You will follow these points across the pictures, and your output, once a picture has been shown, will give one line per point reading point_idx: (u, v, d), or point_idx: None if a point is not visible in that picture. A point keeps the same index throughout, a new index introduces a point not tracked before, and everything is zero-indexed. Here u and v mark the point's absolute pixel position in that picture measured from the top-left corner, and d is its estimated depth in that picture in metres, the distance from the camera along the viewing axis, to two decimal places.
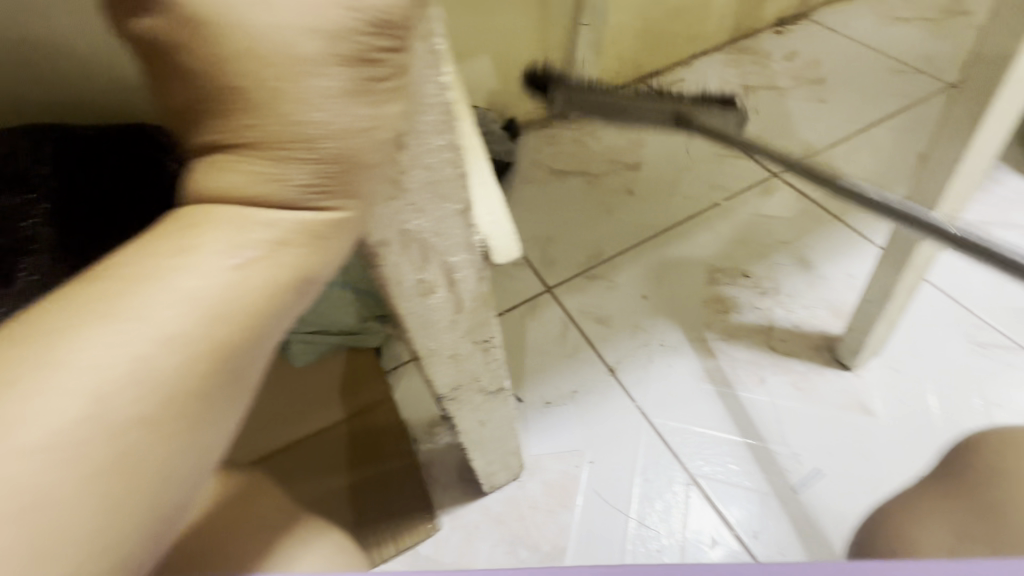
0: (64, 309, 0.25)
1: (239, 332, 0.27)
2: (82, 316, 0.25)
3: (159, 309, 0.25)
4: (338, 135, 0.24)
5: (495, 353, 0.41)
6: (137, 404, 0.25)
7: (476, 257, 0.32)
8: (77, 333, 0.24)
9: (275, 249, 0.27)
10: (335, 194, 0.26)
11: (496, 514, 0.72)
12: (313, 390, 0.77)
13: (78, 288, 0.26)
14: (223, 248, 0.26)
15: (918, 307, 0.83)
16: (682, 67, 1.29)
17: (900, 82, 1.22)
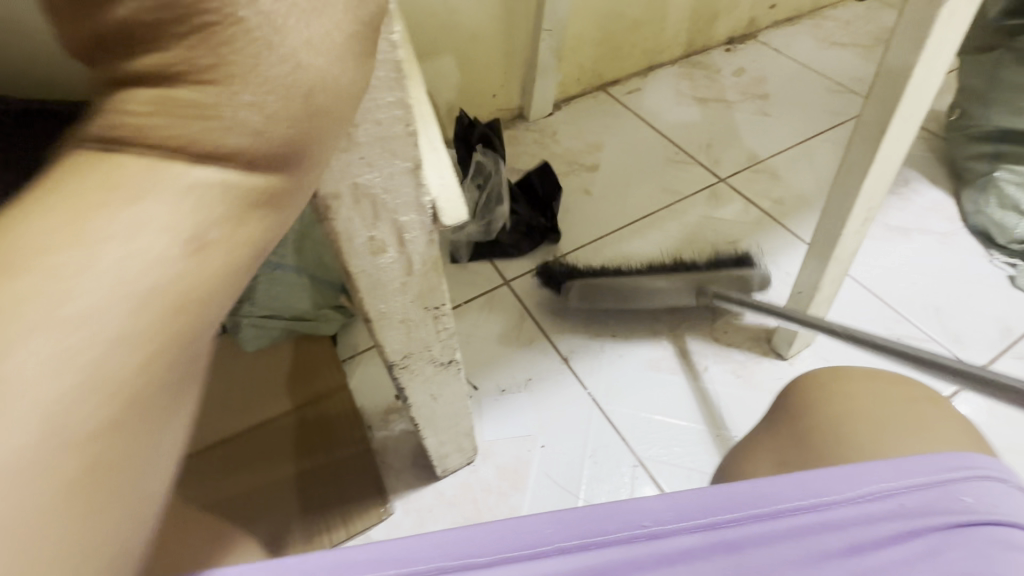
0: (66, 200, 0.21)
1: (249, 259, 0.25)
2: (84, 213, 0.21)
3: (174, 219, 0.22)
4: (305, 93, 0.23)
5: (446, 321, 0.43)
6: (147, 327, 0.22)
7: (426, 218, 0.33)
8: (83, 231, 0.21)
9: (292, 175, 0.25)
10: (329, 141, 0.25)
11: (449, 497, 0.73)
12: (262, 377, 0.75)
13: (77, 176, 0.22)
14: (237, 165, 0.23)
15: (845, 302, 0.90)
16: (639, 78, 1.35)
17: (836, 101, 1.33)
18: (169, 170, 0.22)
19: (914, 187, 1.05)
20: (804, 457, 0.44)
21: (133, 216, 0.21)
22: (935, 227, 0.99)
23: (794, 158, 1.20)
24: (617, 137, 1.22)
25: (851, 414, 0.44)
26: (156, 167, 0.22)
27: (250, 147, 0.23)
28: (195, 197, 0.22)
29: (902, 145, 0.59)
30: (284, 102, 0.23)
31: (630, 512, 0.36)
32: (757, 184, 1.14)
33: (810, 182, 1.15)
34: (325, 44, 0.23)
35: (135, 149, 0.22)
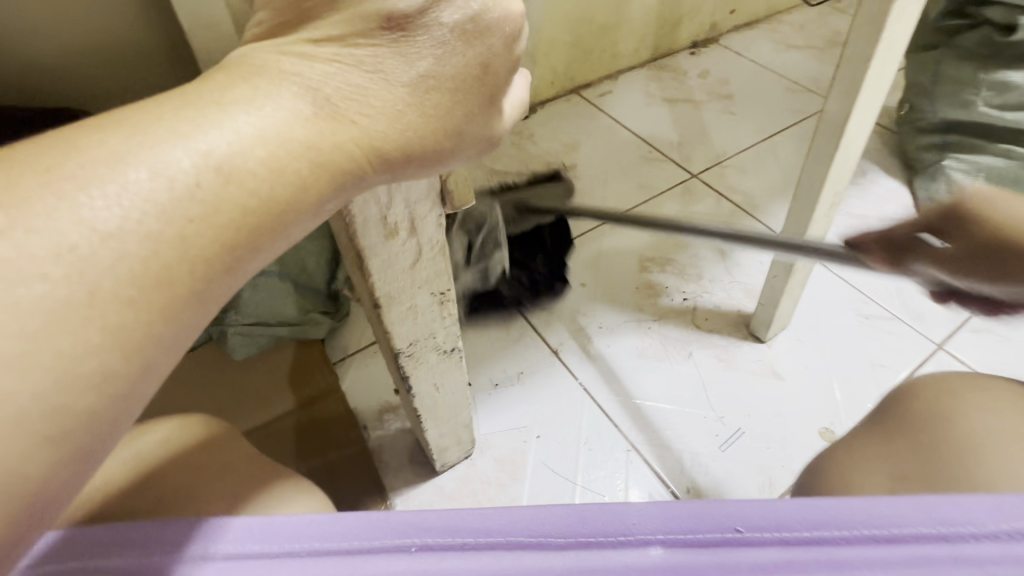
0: (175, 105, 0.24)
1: (324, 189, 0.25)
2: (189, 112, 0.23)
3: (258, 130, 0.24)
4: (422, 83, 0.26)
5: (451, 307, 0.44)
6: (219, 217, 0.23)
7: (438, 202, 0.35)
8: (186, 124, 0.23)
9: (377, 122, 0.26)
10: (439, 102, 0.27)
11: (449, 492, 0.74)
12: (254, 385, 0.75)
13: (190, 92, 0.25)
14: (328, 99, 0.25)
15: (815, 286, 0.95)
16: (611, 81, 1.40)
17: (795, 99, 1.40)
18: (253, 98, 0.24)
19: (872, 177, 1.12)
20: (931, 467, 0.45)
21: (209, 135, 0.23)
22: (893, 214, 1.06)
23: (761, 153, 1.26)
24: (593, 138, 1.25)
25: (990, 434, 0.44)
26: (238, 100, 0.24)
27: (327, 102, 0.25)
28: (272, 134, 0.24)
29: (862, 134, 0.64)
30: (395, 83, 0.26)
31: (721, 513, 0.35)
32: (727, 179, 1.19)
33: (776, 175, 1.21)
34: (468, 45, 0.26)
35: (225, 84, 0.24)
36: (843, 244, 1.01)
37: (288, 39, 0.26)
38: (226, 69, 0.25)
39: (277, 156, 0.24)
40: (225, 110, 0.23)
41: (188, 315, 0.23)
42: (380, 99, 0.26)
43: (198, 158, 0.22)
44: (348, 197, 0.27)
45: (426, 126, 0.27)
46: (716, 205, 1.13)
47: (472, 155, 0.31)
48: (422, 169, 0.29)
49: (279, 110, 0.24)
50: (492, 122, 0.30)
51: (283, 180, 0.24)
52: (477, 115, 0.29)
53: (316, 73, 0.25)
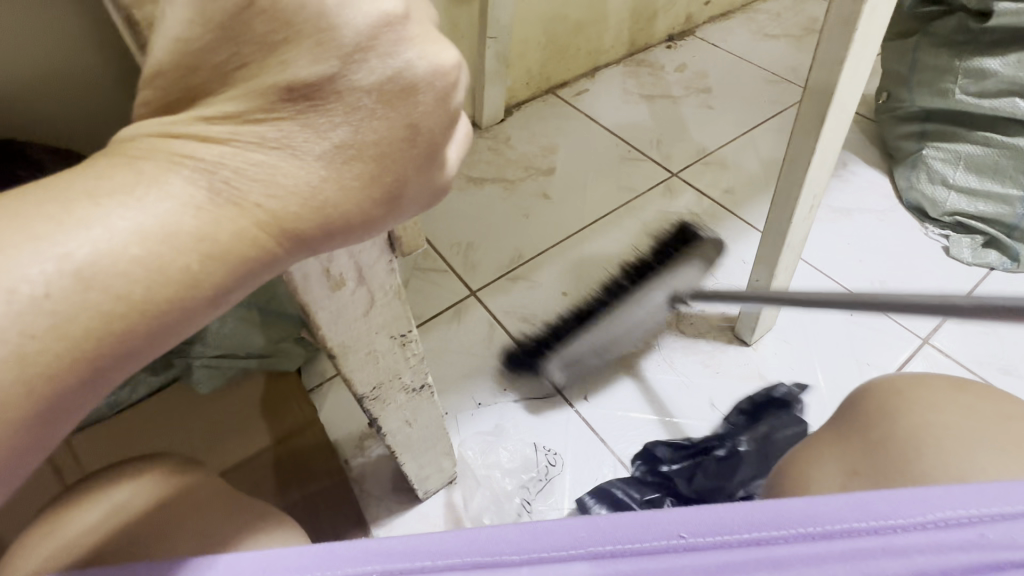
0: (53, 190, 0.22)
1: (218, 276, 0.24)
2: (64, 202, 0.22)
3: (140, 223, 0.22)
4: (338, 155, 0.24)
5: (415, 347, 0.42)
6: (90, 324, 0.22)
7: (386, 250, 0.32)
8: (58, 216, 0.21)
9: (276, 200, 0.24)
10: (357, 174, 0.25)
11: (434, 518, 0.72)
12: (226, 416, 0.72)
13: (72, 174, 0.23)
14: (218, 180, 0.24)
15: (798, 283, 0.94)
16: (587, 79, 1.37)
17: (773, 90, 1.38)
18: (140, 184, 0.23)
19: (852, 169, 1.10)
20: (873, 460, 0.43)
21: (80, 235, 0.21)
22: (874, 205, 1.05)
23: (740, 148, 1.24)
24: (570, 139, 1.23)
25: (932, 428, 0.43)
26: (122, 189, 0.22)
27: (225, 187, 0.23)
28: (155, 226, 0.22)
29: (839, 134, 0.62)
30: (301, 158, 0.24)
31: (664, 521, 0.33)
32: (708, 176, 1.18)
33: (757, 170, 1.20)
34: (391, 108, 0.24)
35: (109, 171, 0.23)
36: (826, 238, 1.00)
37: (179, 113, 0.24)
38: (115, 151, 0.24)
39: (163, 251, 0.22)
40: (97, 204, 0.22)
41: (62, 414, 0.22)
42: (288, 176, 0.24)
43: (67, 261, 0.21)
44: (261, 278, 0.25)
45: (342, 199, 0.25)
46: (699, 204, 1.11)
47: (420, 210, 0.28)
48: (352, 236, 0.27)
49: (165, 200, 0.23)
50: (432, 179, 0.27)
51: (175, 272, 0.23)
52: (410, 176, 0.26)
53: (212, 155, 0.23)
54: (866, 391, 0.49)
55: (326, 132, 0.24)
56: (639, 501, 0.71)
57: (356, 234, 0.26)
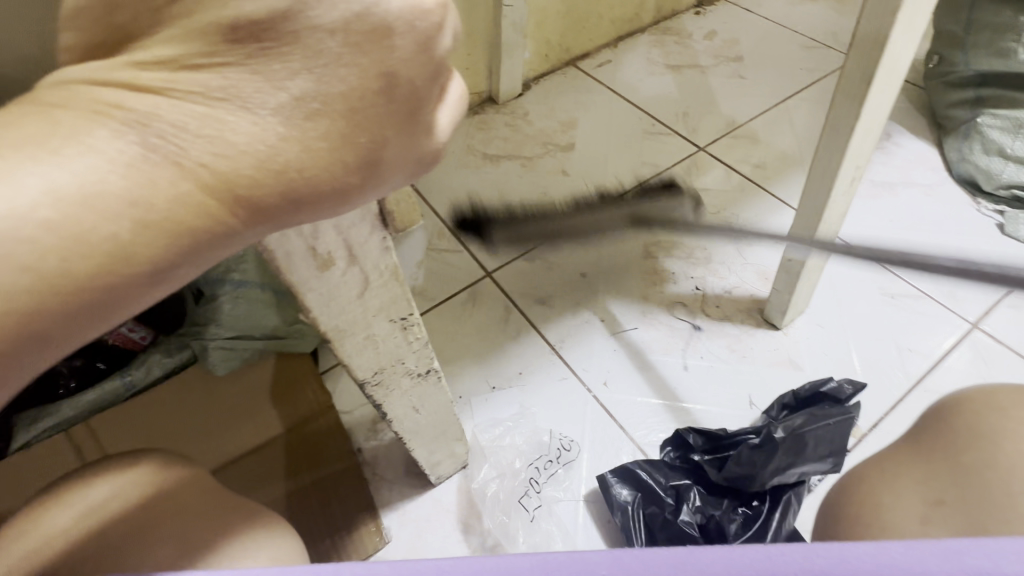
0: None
1: (174, 246, 0.22)
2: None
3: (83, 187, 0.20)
4: (298, 110, 0.22)
5: (416, 331, 0.39)
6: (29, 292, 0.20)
7: (374, 225, 0.29)
8: None
9: (238, 162, 0.22)
10: (324, 133, 0.23)
11: (448, 504, 0.71)
12: (237, 397, 0.72)
13: (1, 125, 0.21)
14: (166, 135, 0.21)
15: (834, 263, 0.88)
16: (609, 49, 1.30)
17: (810, 57, 1.29)
18: (78, 138, 0.20)
19: (896, 140, 1.02)
20: (965, 489, 0.39)
21: (1, 187, 0.19)
22: (921, 179, 0.97)
23: (773, 119, 1.17)
24: (591, 113, 1.17)
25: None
26: (48, 140, 0.20)
27: (167, 143, 0.21)
28: (87, 189, 0.20)
29: (887, 98, 0.56)
30: (254, 114, 0.21)
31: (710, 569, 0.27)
32: (737, 150, 1.11)
33: (792, 143, 1.12)
34: (361, 52, 0.22)
35: (35, 118, 0.21)
36: (868, 215, 0.93)
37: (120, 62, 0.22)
38: (43, 100, 0.22)
39: (94, 214, 0.21)
40: (15, 160, 0.20)
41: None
42: (240, 134, 0.22)
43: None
44: (216, 254, 0.24)
45: (305, 163, 0.23)
46: (729, 180, 1.05)
47: (405, 178, 0.26)
48: (327, 207, 0.25)
49: (93, 155, 0.21)
50: (418, 144, 0.25)
51: (114, 248, 0.21)
52: (390, 138, 0.24)
53: (151, 107, 0.21)
54: (951, 406, 0.45)
55: (286, 82, 0.21)
56: (664, 486, 0.67)
57: (334, 209, 0.25)
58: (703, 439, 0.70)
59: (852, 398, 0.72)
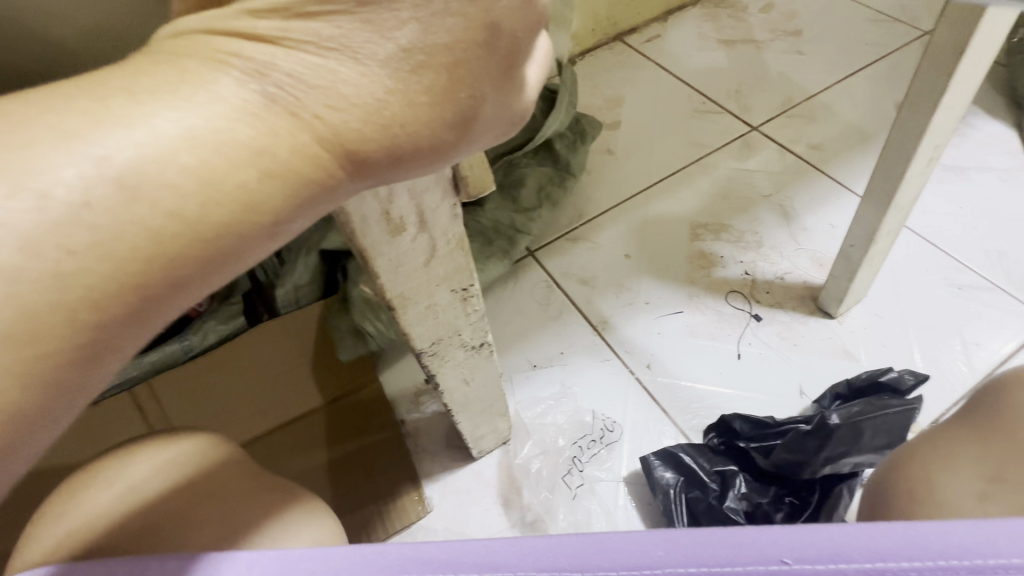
0: (89, 93, 0.20)
1: (272, 201, 0.22)
2: (101, 109, 0.20)
3: (187, 136, 0.20)
4: (407, 62, 0.22)
5: (477, 302, 0.39)
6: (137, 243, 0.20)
7: (452, 190, 0.29)
8: (95, 121, 0.20)
9: (338, 117, 0.22)
10: (424, 89, 0.23)
11: (489, 478, 0.72)
12: (279, 365, 0.74)
13: (107, 77, 0.21)
14: (268, 90, 0.21)
15: (897, 250, 0.83)
16: (659, 23, 1.25)
17: (877, 31, 1.21)
18: (184, 87, 0.21)
19: (971, 121, 0.95)
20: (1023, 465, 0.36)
21: (124, 132, 0.20)
22: (998, 163, 0.91)
23: (833, 98, 1.10)
24: (639, 91, 1.13)
25: None
26: (164, 87, 0.21)
27: (282, 93, 0.21)
28: (205, 137, 0.20)
29: (979, 70, 0.51)
30: (362, 66, 0.22)
31: (764, 540, 0.27)
32: (794, 129, 1.06)
33: (853, 123, 1.06)
34: (466, 2, 0.21)
35: (150, 66, 0.21)
36: (937, 200, 0.87)
37: (228, 12, 0.22)
38: (155, 51, 0.22)
39: (211, 163, 0.21)
40: (134, 106, 0.20)
41: (102, 353, 0.21)
42: (349, 86, 0.22)
43: (108, 164, 0.19)
44: (318, 211, 0.24)
45: (409, 118, 0.23)
46: (783, 162, 1.01)
47: (492, 140, 0.27)
48: (420, 167, 0.25)
49: (212, 103, 0.21)
50: (509, 102, 0.25)
51: (225, 196, 0.21)
52: (486, 96, 0.24)
53: (264, 57, 0.21)
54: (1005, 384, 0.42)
55: (391, 35, 0.21)
56: (708, 471, 0.66)
57: (428, 169, 0.26)
58: (749, 426, 0.68)
59: (914, 390, 0.70)
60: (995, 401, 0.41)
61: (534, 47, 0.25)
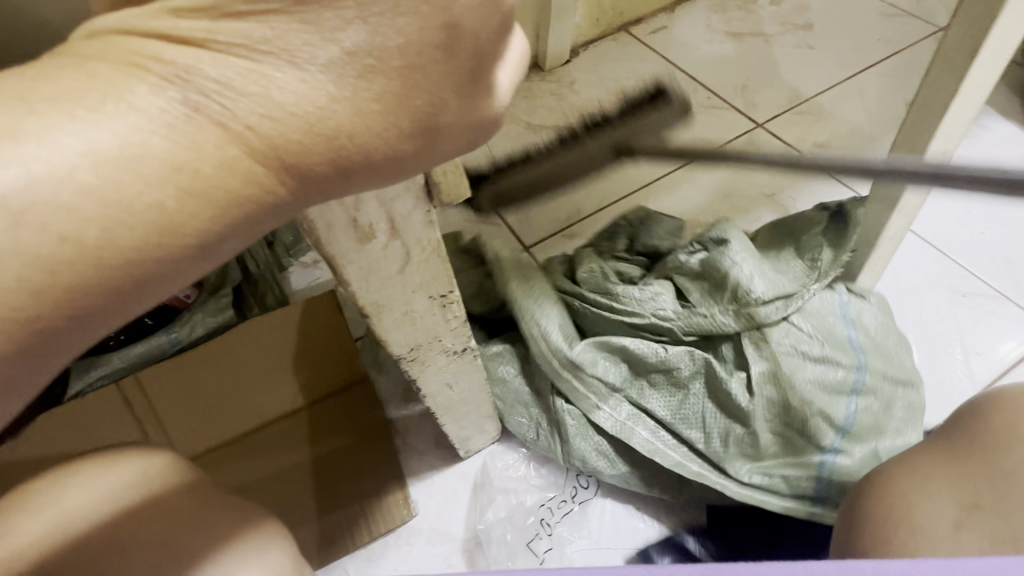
0: (7, 95, 0.19)
1: (215, 211, 0.21)
2: (20, 113, 0.19)
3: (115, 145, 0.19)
4: (353, 66, 0.21)
5: (456, 308, 0.37)
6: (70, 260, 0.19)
7: (419, 196, 0.28)
8: (12, 127, 0.18)
9: (286, 125, 0.21)
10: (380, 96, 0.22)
11: (475, 478, 0.69)
12: (266, 361, 0.73)
13: (28, 78, 0.20)
14: (203, 94, 0.20)
15: (901, 255, 0.81)
16: (664, 14, 1.22)
17: (889, 26, 1.18)
18: (112, 90, 0.19)
19: (982, 122, 0.92)
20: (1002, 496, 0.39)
21: (40, 140, 0.18)
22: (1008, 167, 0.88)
23: (841, 95, 1.08)
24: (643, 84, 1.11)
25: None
26: (91, 90, 0.19)
27: (215, 95, 0.20)
28: (133, 143, 0.19)
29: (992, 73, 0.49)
30: (303, 69, 0.20)
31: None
32: (801, 127, 1.03)
33: (860, 121, 1.03)
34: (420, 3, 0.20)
35: (73, 66, 0.20)
36: (944, 204, 0.85)
37: (160, 9, 0.20)
38: (83, 48, 0.21)
39: (139, 177, 0.19)
40: (52, 110, 0.19)
41: (28, 378, 0.20)
42: (289, 92, 0.21)
43: (24, 174, 0.18)
44: (267, 221, 0.23)
45: (358, 127, 0.22)
46: None
47: (462, 146, 0.26)
48: (383, 178, 0.24)
49: (141, 107, 0.20)
50: (475, 107, 0.24)
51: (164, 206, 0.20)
52: (450, 101, 0.23)
53: (195, 58, 0.20)
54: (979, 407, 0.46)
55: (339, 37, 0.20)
56: None
57: (395, 180, 0.25)
58: None
59: None
60: (976, 425, 0.44)
61: (503, 48, 0.24)
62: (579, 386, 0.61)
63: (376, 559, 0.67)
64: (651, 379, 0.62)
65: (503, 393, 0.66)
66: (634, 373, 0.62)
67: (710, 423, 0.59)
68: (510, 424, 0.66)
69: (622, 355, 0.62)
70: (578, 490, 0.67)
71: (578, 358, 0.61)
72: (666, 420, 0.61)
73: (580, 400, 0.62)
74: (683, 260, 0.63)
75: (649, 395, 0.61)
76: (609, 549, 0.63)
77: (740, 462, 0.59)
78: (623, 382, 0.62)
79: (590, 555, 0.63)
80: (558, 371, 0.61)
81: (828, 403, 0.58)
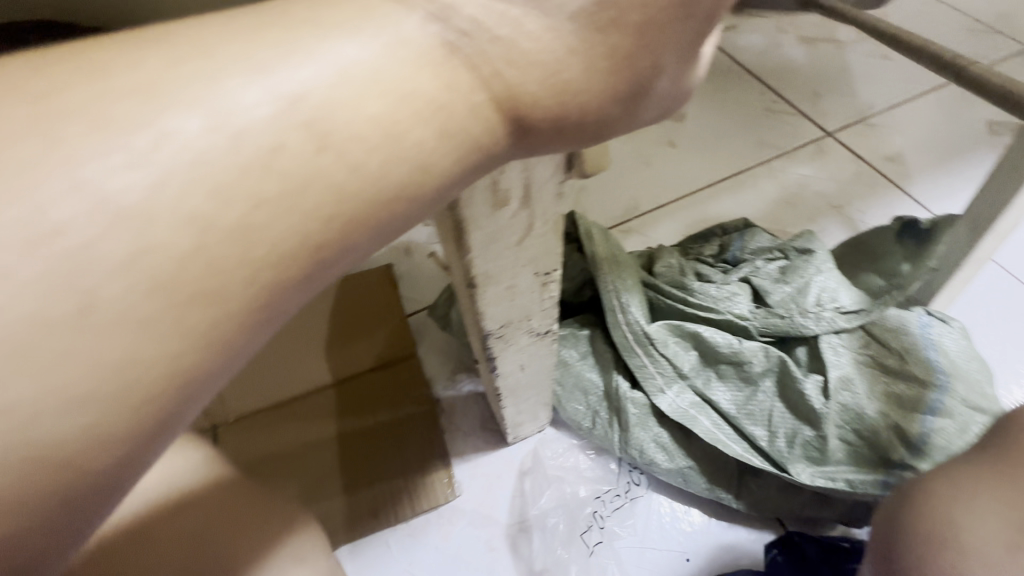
0: (238, 39, 0.20)
1: (411, 163, 0.21)
2: (249, 57, 0.20)
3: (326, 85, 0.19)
4: (591, 20, 0.21)
5: (553, 287, 0.37)
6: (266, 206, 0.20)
7: (564, 165, 0.27)
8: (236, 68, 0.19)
9: None
10: (603, 58, 0.22)
11: (519, 464, 0.69)
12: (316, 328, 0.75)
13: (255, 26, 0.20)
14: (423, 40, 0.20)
15: (977, 280, 0.78)
16: (736, 13, 1.19)
17: (975, 41, 1.13)
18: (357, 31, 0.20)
19: None
20: None
21: (283, 76, 0.19)
22: None
23: (918, 108, 1.03)
24: (710, 82, 1.08)
25: None
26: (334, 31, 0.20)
27: (459, 44, 0.21)
28: (375, 87, 0.20)
29: None
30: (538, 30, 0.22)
31: None
32: (872, 139, 1.00)
33: (937, 138, 0.99)
34: None
35: (305, 14, 0.21)
36: (1023, 231, 0.82)
37: None
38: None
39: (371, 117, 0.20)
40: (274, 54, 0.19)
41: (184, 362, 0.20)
42: (528, 44, 0.21)
43: (289, 121, 0.19)
44: (453, 173, 0.23)
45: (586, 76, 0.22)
46: (855, 170, 0.95)
47: (656, 114, 0.25)
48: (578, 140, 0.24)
49: None
50: (678, 76, 0.24)
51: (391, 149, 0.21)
52: (665, 66, 0.23)
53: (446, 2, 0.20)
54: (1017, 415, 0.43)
55: None
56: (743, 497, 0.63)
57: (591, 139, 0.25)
58: None
59: None
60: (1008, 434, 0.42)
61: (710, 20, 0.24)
62: (648, 365, 0.61)
63: (416, 534, 0.66)
64: (721, 372, 0.61)
65: (565, 371, 0.65)
66: (703, 362, 0.62)
67: (777, 420, 0.58)
68: (564, 407, 0.64)
69: (693, 343, 0.62)
70: (631, 487, 0.66)
71: (648, 339, 0.61)
72: (731, 413, 0.60)
73: (644, 382, 0.62)
74: (761, 266, 0.66)
75: (716, 387, 0.61)
76: (655, 551, 0.62)
77: (801, 465, 0.57)
78: (691, 372, 0.62)
79: (635, 554, 0.62)
80: (631, 350, 0.62)
81: (901, 413, 0.56)
